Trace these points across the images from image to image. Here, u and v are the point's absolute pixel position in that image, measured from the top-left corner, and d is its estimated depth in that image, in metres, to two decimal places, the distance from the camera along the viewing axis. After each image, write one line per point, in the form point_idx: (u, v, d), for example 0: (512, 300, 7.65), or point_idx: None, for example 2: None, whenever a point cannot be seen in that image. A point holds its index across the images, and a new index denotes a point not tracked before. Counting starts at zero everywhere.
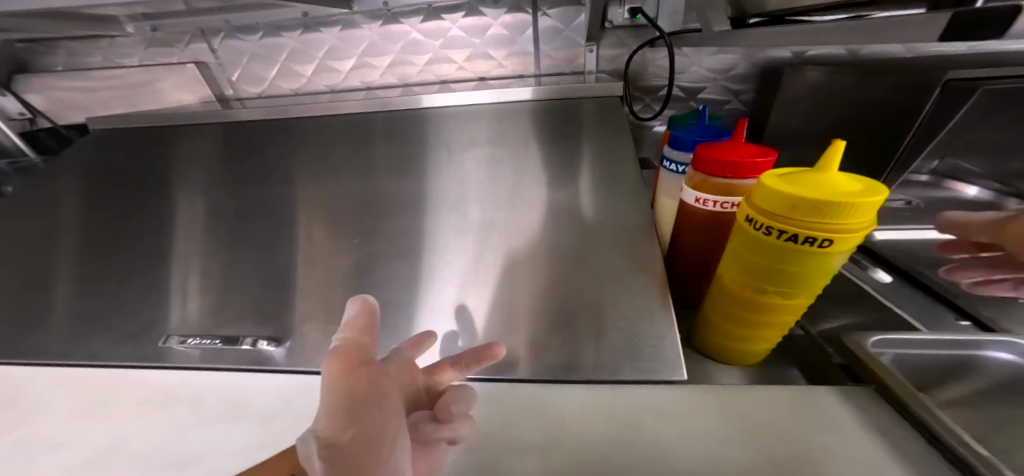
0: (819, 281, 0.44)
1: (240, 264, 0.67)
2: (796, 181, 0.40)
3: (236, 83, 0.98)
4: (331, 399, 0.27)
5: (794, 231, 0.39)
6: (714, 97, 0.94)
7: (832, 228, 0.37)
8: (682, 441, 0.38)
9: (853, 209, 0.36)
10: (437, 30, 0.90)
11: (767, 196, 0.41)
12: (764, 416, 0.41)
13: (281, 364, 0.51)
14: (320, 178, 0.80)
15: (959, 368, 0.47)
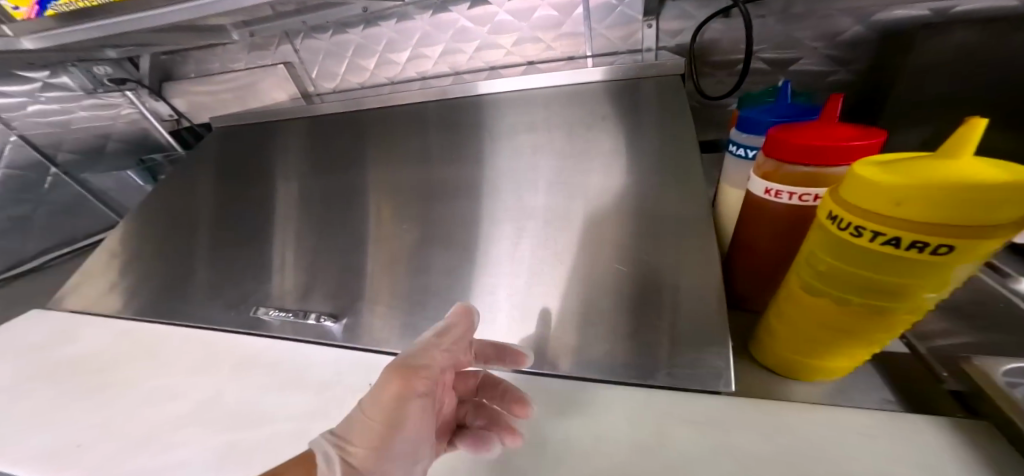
0: (932, 296, 0.35)
1: (318, 245, 0.75)
2: (904, 169, 0.32)
3: (316, 79, 1.08)
4: (381, 414, 0.36)
5: (899, 234, 0.31)
6: (809, 69, 0.79)
7: (954, 231, 0.29)
8: (716, 458, 0.36)
9: (992, 208, 0.27)
10: (484, 15, 0.89)
11: (862, 188, 0.33)
12: (822, 441, 0.37)
13: (338, 338, 0.59)
14: (381, 166, 0.86)
15: None
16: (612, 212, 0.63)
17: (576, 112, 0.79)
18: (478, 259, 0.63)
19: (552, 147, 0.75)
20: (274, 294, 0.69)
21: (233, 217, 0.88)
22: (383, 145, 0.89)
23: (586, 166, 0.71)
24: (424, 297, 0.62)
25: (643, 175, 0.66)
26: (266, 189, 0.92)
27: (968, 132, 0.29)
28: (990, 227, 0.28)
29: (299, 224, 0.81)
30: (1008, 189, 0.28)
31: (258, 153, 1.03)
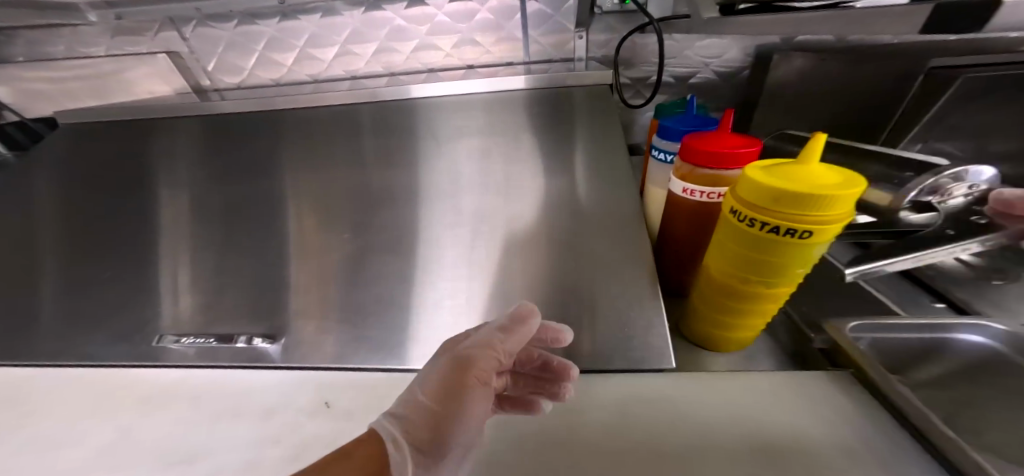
0: (800, 270, 0.45)
1: (230, 261, 0.66)
2: (777, 173, 0.41)
3: (213, 72, 0.94)
4: (435, 400, 0.37)
5: (775, 223, 0.40)
6: (703, 83, 0.93)
7: (811, 220, 0.38)
8: (674, 427, 0.39)
9: (831, 202, 0.37)
10: (422, 16, 0.88)
11: (752, 188, 0.41)
12: (750, 401, 0.43)
13: (276, 360, 0.50)
14: (306, 171, 0.79)
15: (934, 350, 0.49)
16: (552, 213, 0.67)
17: (506, 120, 0.85)
18: (424, 265, 0.61)
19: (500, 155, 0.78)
20: (171, 317, 0.58)
21: (109, 232, 0.73)
22: (306, 148, 0.84)
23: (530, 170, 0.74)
24: (370, 306, 0.56)
25: (583, 178, 0.72)
26: (149, 200, 0.78)
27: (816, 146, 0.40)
28: (833, 215, 0.38)
29: (196, 239, 0.70)
30: (844, 187, 0.37)
31: (136, 157, 0.86)
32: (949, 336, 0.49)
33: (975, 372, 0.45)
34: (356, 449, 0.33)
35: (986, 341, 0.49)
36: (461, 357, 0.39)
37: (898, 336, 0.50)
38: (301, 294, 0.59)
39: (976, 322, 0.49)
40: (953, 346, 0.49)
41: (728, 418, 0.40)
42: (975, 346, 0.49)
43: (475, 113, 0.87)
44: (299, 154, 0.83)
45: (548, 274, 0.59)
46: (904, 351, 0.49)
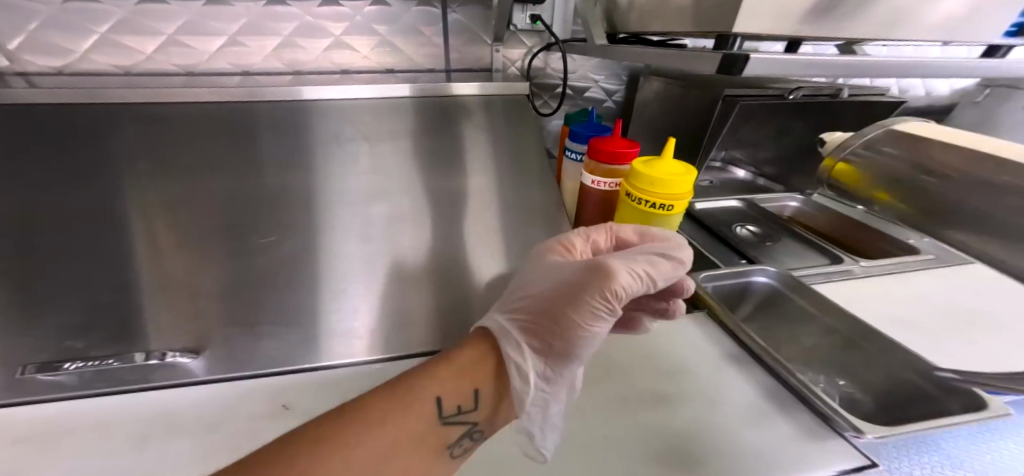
0: None
1: (61, 290, 0.54)
2: (644, 165, 0.58)
3: (16, 54, 0.73)
4: (555, 310, 0.36)
5: (646, 199, 0.56)
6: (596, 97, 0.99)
7: (666, 196, 0.55)
8: (606, 369, 0.51)
9: (675, 183, 0.55)
10: (336, 15, 0.82)
11: (631, 177, 0.57)
12: (653, 341, 0.57)
13: (200, 374, 0.50)
14: (158, 177, 0.64)
15: (745, 290, 0.72)
16: (458, 212, 0.73)
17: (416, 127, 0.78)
18: (325, 274, 0.63)
19: (407, 157, 0.76)
20: (16, 356, 0.49)
21: None
22: (150, 149, 0.66)
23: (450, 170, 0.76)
24: (269, 318, 0.57)
25: (501, 175, 0.77)
26: None
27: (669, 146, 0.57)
28: (678, 193, 0.55)
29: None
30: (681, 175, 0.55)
31: None
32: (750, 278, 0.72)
33: (769, 303, 0.70)
34: (460, 358, 0.35)
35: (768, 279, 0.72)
36: (592, 270, 0.35)
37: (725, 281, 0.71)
38: (192, 324, 0.55)
39: (762, 267, 0.73)
40: (754, 287, 0.72)
41: (641, 356, 0.54)
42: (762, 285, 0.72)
43: (371, 115, 0.78)
44: (142, 152, 0.65)
45: (459, 267, 0.68)
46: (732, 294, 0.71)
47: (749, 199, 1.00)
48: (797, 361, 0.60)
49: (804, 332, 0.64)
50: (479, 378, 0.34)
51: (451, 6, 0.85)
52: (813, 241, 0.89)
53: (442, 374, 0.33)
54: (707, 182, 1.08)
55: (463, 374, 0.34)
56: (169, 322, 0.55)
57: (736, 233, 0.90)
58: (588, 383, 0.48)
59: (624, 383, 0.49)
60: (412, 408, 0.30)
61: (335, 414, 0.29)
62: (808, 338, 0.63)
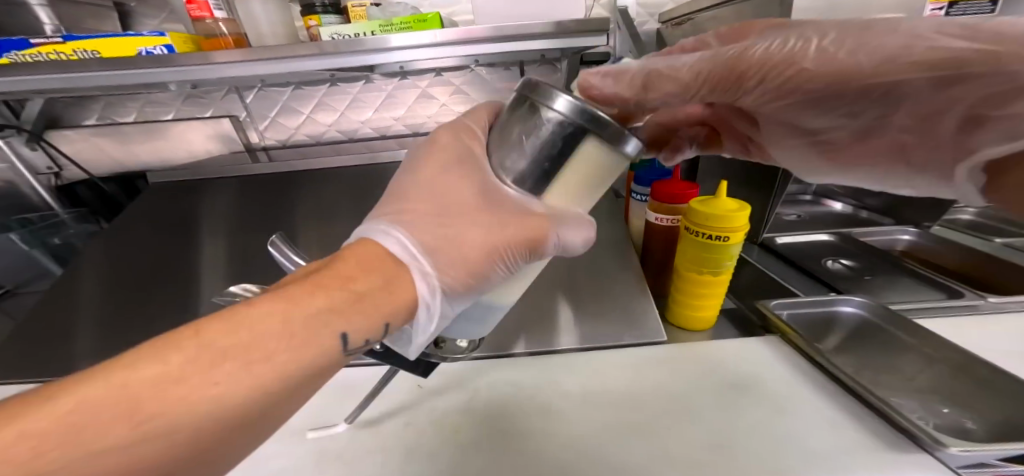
0: (730, 268, 0.59)
1: None
2: (703, 204, 0.58)
3: (264, 131, 1.05)
4: (487, 259, 0.39)
5: (705, 231, 0.56)
6: None
7: (727, 228, 0.55)
8: (672, 382, 0.51)
9: (730, 217, 0.55)
10: (444, 88, 1.06)
11: (691, 212, 0.58)
12: (730, 363, 0.54)
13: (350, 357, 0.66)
14: (324, 226, 0.93)
15: (831, 323, 0.63)
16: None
17: None
18: None
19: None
20: None
21: (170, 276, 0.86)
22: (326, 206, 0.97)
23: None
24: None
25: None
26: (190, 246, 0.91)
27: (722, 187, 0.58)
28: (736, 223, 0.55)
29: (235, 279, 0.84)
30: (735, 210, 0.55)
31: (180, 213, 0.96)
32: (835, 308, 0.64)
33: (860, 336, 0.60)
34: (366, 285, 0.34)
35: (857, 310, 0.64)
36: (519, 220, 0.38)
37: (805, 312, 0.64)
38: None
39: (848, 296, 0.65)
40: (843, 316, 0.64)
41: (708, 375, 0.52)
42: (851, 316, 0.63)
43: None
44: (314, 203, 0.98)
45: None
46: (817, 322, 0.63)
47: (843, 232, 0.91)
48: (899, 393, 0.51)
49: (905, 359, 0.55)
50: (390, 314, 0.34)
51: (528, 69, 1.05)
52: (925, 273, 0.76)
53: (332, 297, 0.32)
54: (795, 215, 1.01)
55: (368, 307, 0.33)
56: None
57: (827, 266, 0.81)
58: (655, 399, 0.48)
59: (689, 402, 0.48)
60: (290, 334, 0.30)
61: (188, 337, 0.28)
62: (911, 366, 0.54)
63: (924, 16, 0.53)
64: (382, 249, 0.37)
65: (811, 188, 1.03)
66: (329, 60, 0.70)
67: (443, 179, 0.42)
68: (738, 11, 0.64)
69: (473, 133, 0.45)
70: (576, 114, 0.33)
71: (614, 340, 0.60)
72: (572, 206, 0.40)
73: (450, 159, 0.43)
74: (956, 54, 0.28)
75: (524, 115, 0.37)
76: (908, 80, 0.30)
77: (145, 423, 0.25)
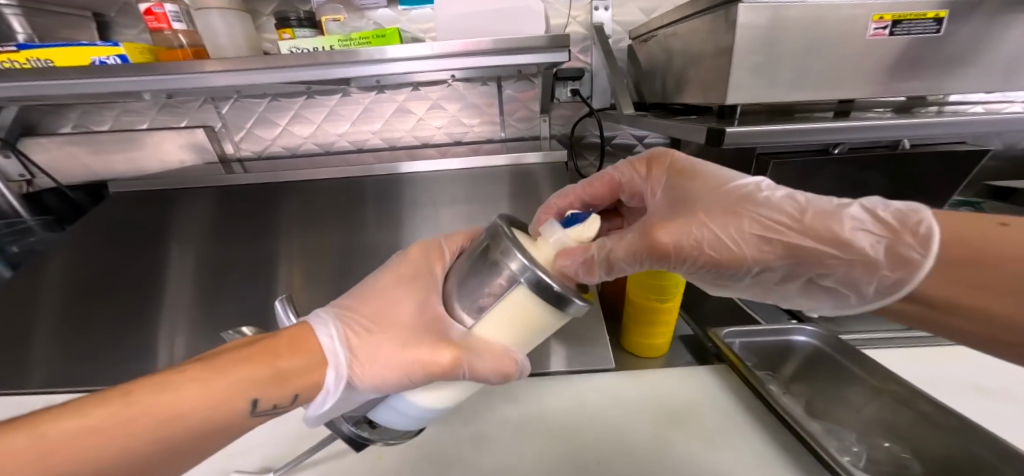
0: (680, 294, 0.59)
1: (224, 308, 0.82)
2: None
3: (239, 143, 1.08)
4: (395, 375, 0.38)
5: None
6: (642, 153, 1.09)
7: None
8: (610, 414, 0.53)
9: None
10: (420, 102, 1.07)
11: None
12: (671, 394, 0.55)
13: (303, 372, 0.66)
14: (294, 234, 0.92)
15: (785, 351, 0.63)
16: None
17: (475, 192, 0.96)
18: None
19: (487, 219, 0.91)
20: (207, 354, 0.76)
21: (135, 288, 0.85)
22: (298, 215, 0.95)
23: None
24: None
25: None
26: (161, 256, 0.90)
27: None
28: None
29: (200, 295, 0.84)
30: None
31: (157, 222, 0.95)
32: (788, 337, 0.64)
33: (812, 365, 0.61)
34: (290, 365, 0.35)
35: (809, 339, 0.64)
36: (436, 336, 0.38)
37: (759, 340, 0.64)
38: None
39: (801, 325, 0.65)
40: (797, 346, 0.64)
41: (646, 409, 0.53)
42: (804, 345, 0.63)
43: (447, 184, 0.99)
44: (297, 217, 0.94)
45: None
46: (770, 352, 0.63)
47: None
48: (842, 425, 0.51)
49: (852, 392, 0.55)
50: (304, 387, 0.36)
51: (505, 85, 1.06)
52: None
53: (256, 372, 0.34)
54: None
55: (285, 375, 0.35)
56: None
57: None
58: (591, 432, 0.50)
59: (620, 435, 0.50)
60: (204, 402, 0.32)
61: (115, 397, 0.30)
62: (858, 400, 0.54)
63: (872, 35, 0.50)
64: (315, 341, 0.38)
65: None
66: (297, 72, 0.69)
67: (392, 289, 0.43)
68: (695, 27, 0.63)
69: (440, 252, 0.47)
70: (527, 277, 0.36)
71: (563, 366, 0.62)
72: (505, 343, 0.40)
73: (410, 274, 0.44)
74: (803, 248, 0.38)
75: (481, 260, 0.39)
76: (773, 261, 0.40)
77: (54, 466, 0.27)
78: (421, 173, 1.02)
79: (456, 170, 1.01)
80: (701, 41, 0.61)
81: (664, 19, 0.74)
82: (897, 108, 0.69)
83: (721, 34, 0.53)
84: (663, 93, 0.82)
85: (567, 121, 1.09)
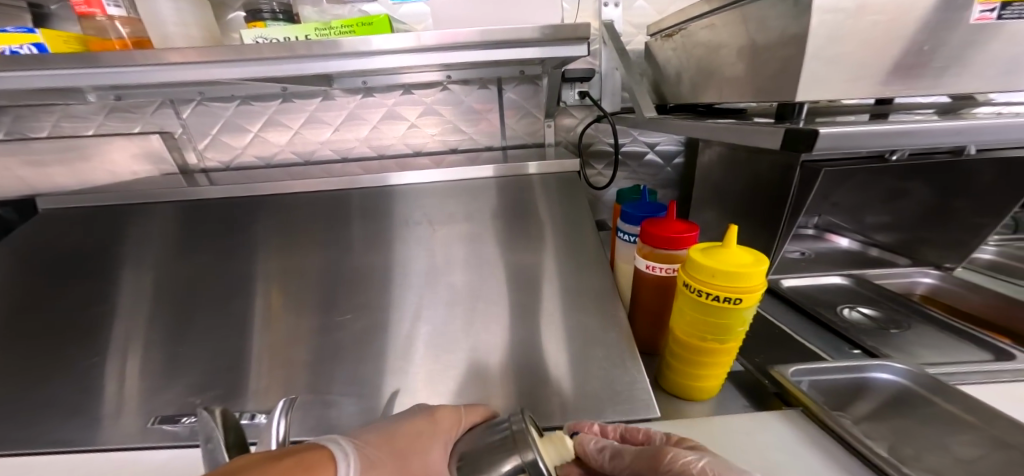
0: (742, 328, 0.53)
1: (179, 342, 0.68)
2: (711, 258, 0.49)
3: (203, 151, 0.98)
4: None
5: (715, 293, 0.48)
6: (657, 161, 1.02)
7: (741, 290, 0.47)
8: None
9: (742, 277, 0.46)
10: (412, 104, 0.97)
11: (696, 267, 0.49)
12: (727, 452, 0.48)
13: None
14: (268, 254, 0.80)
15: (861, 388, 0.56)
16: (528, 293, 0.72)
17: (472, 205, 0.86)
18: (368, 346, 0.67)
19: (492, 236, 0.80)
20: (154, 404, 0.61)
21: (72, 324, 0.71)
22: (273, 231, 0.83)
23: (516, 244, 0.79)
24: (315, 375, 0.64)
25: (554, 252, 0.77)
26: (109, 286, 0.76)
27: (732, 233, 0.49)
28: (755, 285, 0.47)
29: (150, 331, 0.70)
30: (751, 266, 0.47)
31: (105, 243, 0.82)
32: (865, 376, 0.58)
33: (896, 403, 0.53)
34: None
35: (893, 378, 0.57)
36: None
37: (826, 377, 0.58)
38: (270, 396, 0.61)
39: (884, 363, 0.58)
40: (875, 383, 0.57)
41: None
42: (887, 384, 0.56)
43: (436, 196, 0.88)
44: (273, 235, 0.82)
45: (531, 345, 0.65)
46: (841, 389, 0.56)
47: (858, 275, 0.86)
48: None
49: (956, 438, 0.47)
50: None
51: (505, 87, 0.97)
52: (955, 325, 0.70)
53: None
54: (800, 252, 0.96)
55: None
56: (250, 376, 0.64)
57: (845, 316, 0.75)
58: None
59: None
60: None
61: None
62: (967, 448, 0.46)
63: (978, 20, 0.41)
64: (330, 467, 0.39)
65: (813, 223, 0.96)
66: (262, 67, 0.58)
67: (414, 442, 0.46)
68: (739, 13, 0.55)
69: (457, 418, 0.49)
70: (531, 468, 0.37)
71: (595, 415, 0.56)
72: None
73: (428, 431, 0.47)
74: None
75: (493, 439, 0.41)
76: None
77: None
78: (405, 185, 0.90)
79: (449, 180, 0.90)
80: (748, 31, 0.54)
81: (693, 9, 0.66)
82: (940, 110, 0.58)
83: (787, 18, 0.45)
84: (687, 95, 0.75)
85: (574, 127, 1.00)
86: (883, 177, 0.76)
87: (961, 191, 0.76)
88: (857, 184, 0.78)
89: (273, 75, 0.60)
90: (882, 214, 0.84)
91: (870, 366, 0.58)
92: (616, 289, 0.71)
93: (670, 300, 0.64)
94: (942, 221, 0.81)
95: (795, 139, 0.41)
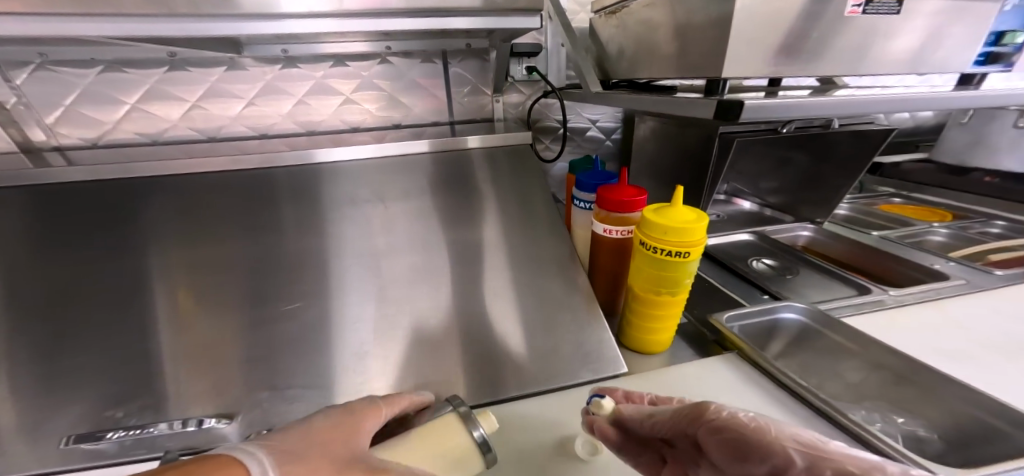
0: (688, 279, 0.60)
1: (65, 357, 0.56)
2: (662, 216, 0.55)
3: (53, 126, 0.78)
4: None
5: (668, 248, 0.54)
6: (597, 136, 1.08)
7: (688, 244, 0.53)
8: None
9: (689, 232, 0.53)
10: (346, 76, 0.89)
11: (651, 226, 0.55)
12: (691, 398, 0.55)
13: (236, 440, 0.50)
14: (179, 246, 0.67)
15: (775, 328, 0.69)
16: (490, 266, 0.72)
17: (420, 181, 0.82)
18: (326, 334, 0.62)
19: (445, 213, 0.79)
20: (51, 430, 0.50)
21: None
22: (182, 219, 0.70)
23: (473, 220, 0.78)
24: (268, 372, 0.57)
25: (512, 225, 0.79)
26: None
27: (679, 194, 0.55)
28: (699, 238, 0.54)
29: (11, 349, 0.56)
30: (695, 221, 0.54)
31: None
32: (777, 316, 0.70)
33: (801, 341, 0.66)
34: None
35: (795, 315, 0.70)
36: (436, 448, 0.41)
37: (750, 320, 0.69)
38: (211, 401, 0.54)
39: (789, 303, 0.70)
40: (784, 323, 0.69)
41: None
42: (792, 321, 0.69)
43: (380, 173, 0.82)
44: (174, 224, 0.69)
45: (501, 315, 0.67)
46: (762, 332, 0.68)
47: (760, 231, 1.03)
48: (848, 400, 0.55)
49: (845, 366, 0.60)
50: None
51: (451, 62, 0.94)
52: (830, 269, 0.86)
53: None
54: (715, 215, 1.11)
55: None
56: (179, 385, 0.55)
57: (755, 267, 0.89)
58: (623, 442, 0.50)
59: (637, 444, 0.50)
60: None
61: None
62: (853, 373, 0.59)
63: (850, 12, 0.52)
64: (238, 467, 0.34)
65: (724, 189, 1.12)
66: (145, 25, 0.47)
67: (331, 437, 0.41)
68: None
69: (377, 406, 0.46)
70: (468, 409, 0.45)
71: (571, 377, 0.60)
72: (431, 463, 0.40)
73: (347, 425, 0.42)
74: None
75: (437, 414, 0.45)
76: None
77: None
78: (335, 162, 0.81)
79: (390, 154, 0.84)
80: (680, 13, 0.60)
81: None
82: (816, 90, 0.71)
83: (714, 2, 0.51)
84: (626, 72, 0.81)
85: (522, 103, 1.02)
86: (776, 148, 0.91)
87: (826, 161, 0.94)
88: (757, 155, 0.92)
89: (157, 37, 0.49)
90: (774, 179, 1.02)
91: (781, 306, 0.70)
92: (575, 256, 0.75)
93: (624, 260, 0.70)
94: (815, 185, 1.00)
95: (725, 109, 0.48)
